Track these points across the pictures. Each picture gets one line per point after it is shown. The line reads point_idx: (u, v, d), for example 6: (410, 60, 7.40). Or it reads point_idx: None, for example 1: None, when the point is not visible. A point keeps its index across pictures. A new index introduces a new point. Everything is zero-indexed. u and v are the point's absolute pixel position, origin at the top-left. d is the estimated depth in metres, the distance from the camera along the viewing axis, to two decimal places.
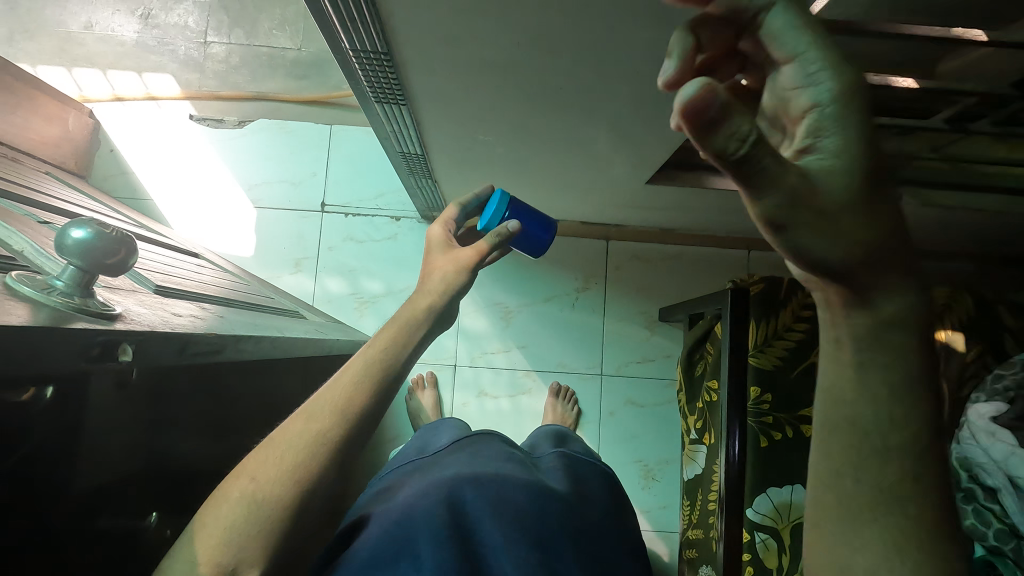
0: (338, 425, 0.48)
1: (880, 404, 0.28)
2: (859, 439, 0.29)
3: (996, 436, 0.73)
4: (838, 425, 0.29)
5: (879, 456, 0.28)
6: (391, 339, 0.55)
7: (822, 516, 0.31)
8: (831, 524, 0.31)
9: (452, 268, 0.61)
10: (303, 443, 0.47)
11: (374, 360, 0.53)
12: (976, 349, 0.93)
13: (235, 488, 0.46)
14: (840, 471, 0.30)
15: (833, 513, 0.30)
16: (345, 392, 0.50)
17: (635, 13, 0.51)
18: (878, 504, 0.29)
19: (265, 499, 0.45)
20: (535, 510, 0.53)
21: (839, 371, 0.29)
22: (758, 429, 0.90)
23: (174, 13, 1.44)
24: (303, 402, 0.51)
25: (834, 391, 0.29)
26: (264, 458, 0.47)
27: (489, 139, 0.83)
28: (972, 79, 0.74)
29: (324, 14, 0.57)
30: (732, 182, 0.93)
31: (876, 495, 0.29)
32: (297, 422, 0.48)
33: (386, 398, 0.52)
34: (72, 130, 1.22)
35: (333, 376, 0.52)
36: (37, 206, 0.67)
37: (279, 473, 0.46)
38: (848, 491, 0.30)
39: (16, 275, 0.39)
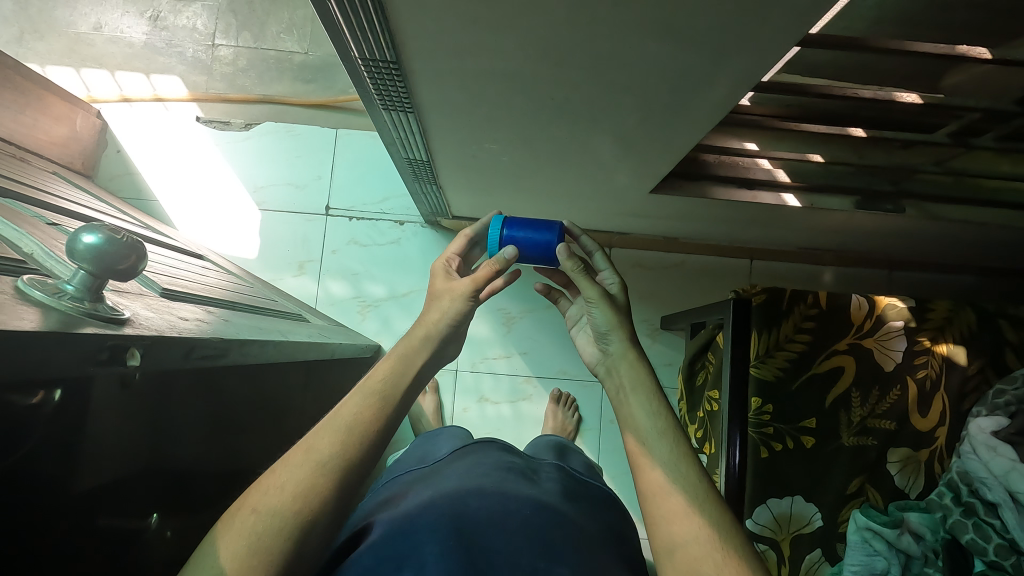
0: (339, 452, 0.48)
1: (658, 425, 0.57)
2: (673, 451, 0.55)
3: (998, 451, 0.76)
4: (660, 447, 0.56)
5: (682, 458, 0.55)
6: (389, 371, 0.56)
7: (685, 514, 0.51)
8: (695, 516, 0.50)
9: (452, 297, 0.62)
10: (306, 472, 0.46)
11: (370, 392, 0.53)
12: (977, 363, 0.93)
13: (236, 520, 0.44)
14: (678, 477, 0.53)
15: (691, 506, 0.51)
16: (346, 421, 0.50)
17: (641, 28, 0.52)
18: (699, 486, 0.53)
19: (268, 531, 0.43)
20: (536, 522, 0.54)
21: (634, 415, 0.59)
22: (759, 440, 0.90)
23: (182, 16, 1.48)
24: (302, 435, 0.50)
25: (642, 429, 0.58)
26: (265, 488, 0.45)
27: (495, 148, 0.84)
28: (975, 95, 0.74)
29: (334, 23, 0.57)
30: (735, 193, 0.94)
31: (697, 481, 0.53)
32: (297, 453, 0.48)
33: (390, 428, 0.52)
34: (79, 130, 1.23)
35: (331, 412, 0.51)
36: (46, 207, 0.67)
37: (280, 503, 0.44)
38: (688, 487, 0.53)
39: (28, 279, 0.40)
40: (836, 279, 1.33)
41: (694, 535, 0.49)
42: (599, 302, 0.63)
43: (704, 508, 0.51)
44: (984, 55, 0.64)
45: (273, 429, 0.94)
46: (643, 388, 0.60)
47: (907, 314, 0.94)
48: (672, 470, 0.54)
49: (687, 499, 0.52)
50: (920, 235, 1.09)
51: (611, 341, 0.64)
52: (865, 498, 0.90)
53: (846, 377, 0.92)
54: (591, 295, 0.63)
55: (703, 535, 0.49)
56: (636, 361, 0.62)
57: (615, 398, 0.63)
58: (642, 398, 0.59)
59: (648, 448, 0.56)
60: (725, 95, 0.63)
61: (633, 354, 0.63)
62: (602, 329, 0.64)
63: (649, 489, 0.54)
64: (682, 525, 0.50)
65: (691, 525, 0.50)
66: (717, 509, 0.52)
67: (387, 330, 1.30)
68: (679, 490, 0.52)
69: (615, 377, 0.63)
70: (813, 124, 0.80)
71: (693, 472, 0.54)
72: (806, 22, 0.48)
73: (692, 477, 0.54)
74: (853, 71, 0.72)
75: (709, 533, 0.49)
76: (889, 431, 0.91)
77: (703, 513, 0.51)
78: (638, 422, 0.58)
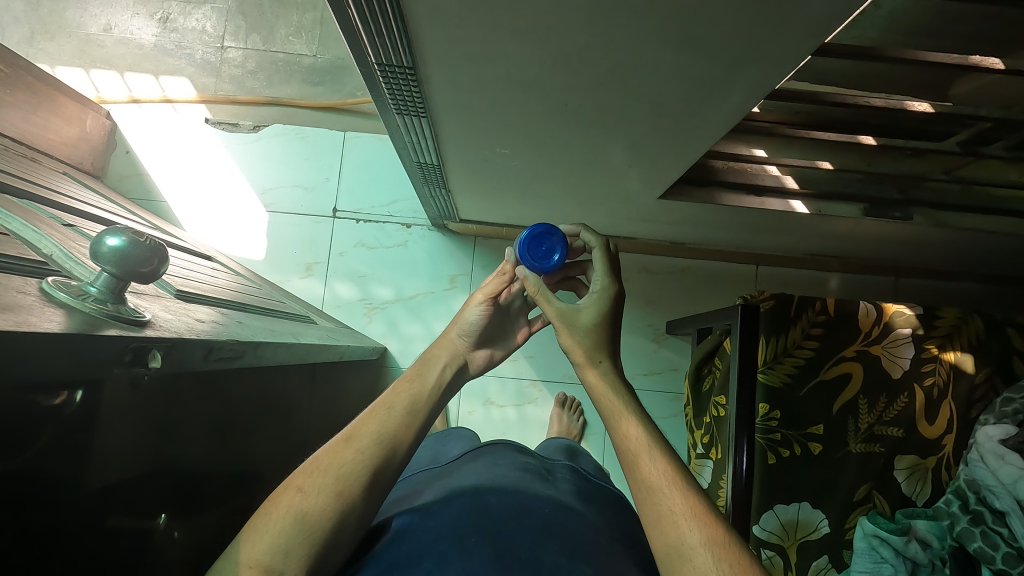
0: (379, 442, 0.52)
1: (647, 434, 0.57)
2: (666, 459, 0.55)
3: (1005, 458, 0.77)
4: (653, 456, 0.55)
5: (674, 467, 0.54)
6: (418, 373, 0.61)
7: (680, 525, 0.50)
8: (691, 526, 0.50)
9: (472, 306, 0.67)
10: (347, 458, 0.50)
11: (408, 391, 0.58)
12: (984, 371, 0.93)
13: (281, 501, 0.47)
14: (672, 486, 0.53)
15: (686, 516, 0.51)
16: (385, 416, 0.54)
17: (659, 36, 0.52)
18: (694, 495, 0.53)
19: (313, 509, 0.47)
20: (555, 518, 0.55)
21: (624, 425, 0.57)
22: (767, 445, 0.90)
23: (192, 18, 1.48)
24: (345, 427, 0.54)
25: (633, 439, 0.56)
26: (309, 472, 0.49)
27: (506, 152, 0.84)
28: (985, 104, 0.75)
29: (352, 29, 0.58)
30: (744, 199, 0.94)
31: (691, 491, 0.53)
32: (340, 443, 0.52)
33: (417, 425, 0.55)
34: (89, 131, 1.23)
35: (370, 407, 0.56)
36: (62, 208, 0.68)
37: (326, 484, 0.48)
38: (683, 495, 0.52)
39: (52, 280, 0.40)
40: (842, 285, 1.33)
41: (690, 553, 0.49)
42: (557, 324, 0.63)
43: (698, 516, 0.51)
44: (995, 66, 0.66)
45: (282, 430, 0.95)
46: (606, 412, 0.59)
47: (914, 321, 0.94)
48: (667, 485, 0.53)
49: (679, 517, 0.51)
50: (928, 242, 1.09)
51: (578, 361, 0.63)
52: (873, 504, 0.90)
53: (854, 383, 0.92)
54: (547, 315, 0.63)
55: (700, 552, 0.49)
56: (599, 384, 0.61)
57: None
58: (609, 419, 0.59)
59: (640, 461, 0.55)
60: (738, 104, 0.63)
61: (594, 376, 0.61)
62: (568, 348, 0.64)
63: (643, 502, 0.53)
64: (678, 542, 0.50)
65: (691, 533, 0.50)
66: (714, 525, 0.51)
67: (394, 332, 1.31)
68: (673, 507, 0.51)
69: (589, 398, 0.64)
70: (823, 131, 0.80)
71: (686, 482, 0.54)
72: (821, 33, 0.49)
73: (687, 493, 0.52)
74: (863, 80, 0.73)
75: (708, 541, 0.49)
76: (897, 438, 0.91)
77: (699, 529, 0.50)
78: (623, 433, 0.57)
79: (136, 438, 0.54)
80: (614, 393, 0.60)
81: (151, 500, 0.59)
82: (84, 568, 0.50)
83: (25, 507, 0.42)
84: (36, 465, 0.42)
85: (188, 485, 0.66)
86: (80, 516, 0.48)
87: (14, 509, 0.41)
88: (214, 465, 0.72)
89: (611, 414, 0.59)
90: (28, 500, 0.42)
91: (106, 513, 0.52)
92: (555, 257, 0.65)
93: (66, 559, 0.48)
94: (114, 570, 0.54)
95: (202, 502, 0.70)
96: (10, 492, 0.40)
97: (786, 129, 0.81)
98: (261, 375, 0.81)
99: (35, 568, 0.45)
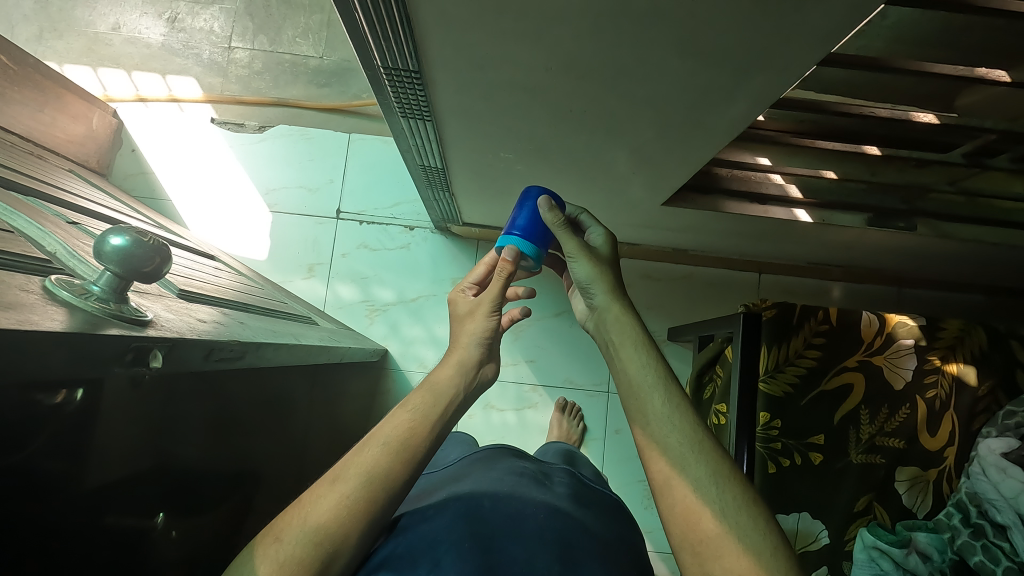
0: (362, 486, 0.49)
1: (655, 373, 0.57)
2: (672, 397, 0.56)
3: (1007, 472, 0.77)
4: (660, 397, 0.56)
5: (680, 405, 0.56)
6: (421, 403, 0.55)
7: (686, 463, 0.52)
8: (696, 463, 0.52)
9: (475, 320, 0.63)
10: (329, 502, 0.48)
11: (405, 421, 0.53)
12: (987, 384, 0.93)
13: (260, 548, 0.46)
14: (679, 426, 0.54)
15: (691, 453, 0.53)
16: (376, 455, 0.50)
17: (665, 44, 0.52)
18: (699, 432, 0.54)
19: (289, 562, 0.45)
20: (550, 528, 0.54)
21: (631, 366, 0.58)
22: (767, 455, 0.88)
23: (200, 18, 1.50)
24: (334, 462, 0.51)
25: (637, 381, 0.57)
26: (290, 517, 0.47)
27: (509, 157, 0.84)
28: (990, 116, 0.75)
29: (359, 32, 0.58)
30: (748, 208, 0.94)
31: (696, 428, 0.54)
32: (324, 484, 0.49)
33: (425, 436, 0.53)
34: (95, 129, 1.24)
35: (360, 440, 0.52)
36: (68, 206, 0.68)
37: (303, 534, 0.46)
38: (688, 433, 0.54)
39: (55, 279, 0.40)
40: (845, 295, 1.33)
41: (694, 488, 0.51)
42: (580, 257, 0.62)
43: (702, 453, 0.53)
44: (1004, 78, 0.64)
45: (281, 431, 0.95)
46: (633, 342, 0.59)
47: (917, 332, 0.93)
48: (671, 423, 0.54)
49: (685, 451, 0.53)
50: (931, 253, 1.09)
51: (594, 295, 0.62)
52: (873, 516, 0.90)
53: (856, 394, 0.91)
54: (571, 250, 0.62)
55: (704, 485, 0.51)
56: (622, 315, 0.61)
57: (606, 350, 0.63)
58: (633, 353, 0.59)
59: (645, 403, 0.56)
60: (743, 114, 0.63)
61: (617, 308, 0.61)
62: (584, 284, 0.63)
63: (649, 443, 0.55)
64: (681, 479, 0.52)
65: (695, 470, 0.52)
66: (717, 459, 0.53)
67: (394, 334, 1.31)
68: (678, 445, 0.53)
69: (604, 333, 0.63)
70: (827, 140, 0.80)
71: (692, 420, 0.55)
72: (829, 43, 0.49)
73: (690, 429, 0.54)
74: (868, 90, 0.73)
75: (711, 475, 0.52)
76: (898, 449, 0.91)
77: (703, 464, 0.52)
78: (631, 377, 0.58)
79: (135, 438, 0.54)
80: (636, 322, 0.61)
81: (149, 499, 0.58)
82: (79, 567, 0.50)
83: (21, 506, 0.42)
84: (36, 463, 0.42)
85: (187, 484, 0.66)
86: (75, 516, 0.48)
87: (11, 506, 0.41)
88: (213, 465, 0.72)
89: (618, 355, 0.60)
90: (25, 498, 0.42)
91: (103, 511, 0.51)
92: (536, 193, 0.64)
93: (60, 559, 0.47)
94: (110, 570, 0.54)
95: (200, 502, 0.70)
96: (7, 489, 0.40)
97: (792, 137, 0.82)
98: (262, 375, 0.81)
99: (28, 569, 0.44)
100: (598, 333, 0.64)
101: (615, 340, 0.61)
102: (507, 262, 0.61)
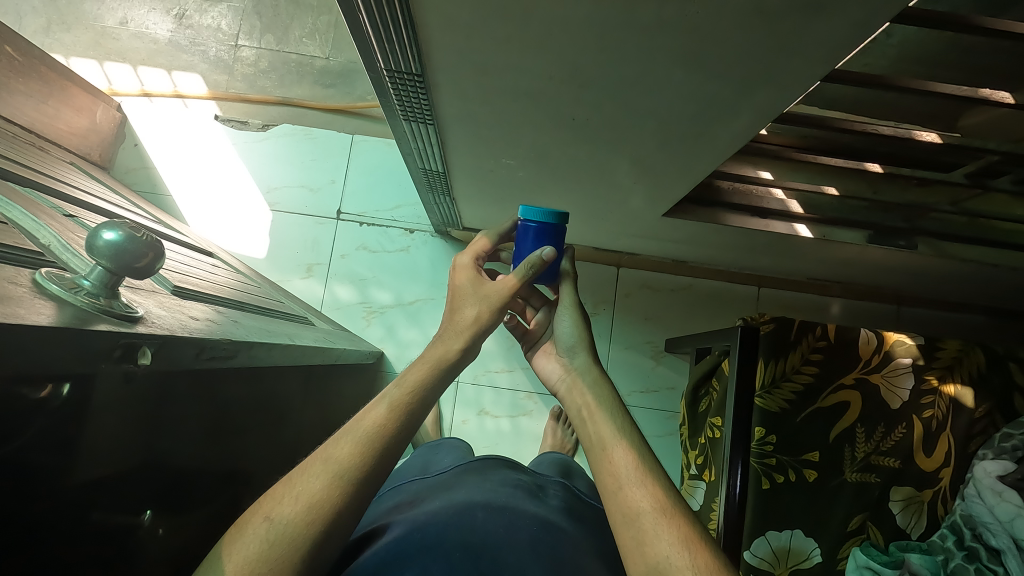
0: (358, 466, 0.48)
1: (627, 434, 0.57)
2: (643, 459, 0.54)
3: (1003, 496, 0.77)
4: (630, 457, 0.54)
5: (651, 468, 0.53)
6: (419, 384, 0.55)
7: (655, 526, 0.48)
8: (665, 526, 0.48)
9: (485, 308, 0.63)
10: (322, 482, 0.46)
11: (400, 399, 0.53)
12: (985, 406, 0.92)
13: (248, 527, 0.45)
14: (650, 487, 0.51)
15: (662, 514, 0.49)
16: (370, 437, 0.49)
17: (668, 56, 0.52)
18: (670, 497, 0.51)
19: (278, 540, 0.44)
20: (541, 542, 0.53)
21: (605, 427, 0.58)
22: (761, 470, 0.89)
23: (208, 16, 1.51)
24: (325, 440, 0.50)
25: (607, 442, 0.56)
26: (279, 497, 0.46)
27: (511, 163, 0.84)
28: (993, 137, 0.75)
29: (363, 34, 0.58)
30: (749, 221, 0.93)
31: (666, 491, 0.51)
32: (315, 463, 0.48)
33: (418, 422, 0.53)
34: (99, 123, 1.24)
35: (354, 417, 0.52)
36: (66, 199, 0.68)
37: (296, 515, 0.45)
38: (659, 495, 0.51)
39: (46, 272, 0.40)
40: (844, 311, 1.32)
41: (666, 552, 0.47)
42: (570, 312, 0.69)
43: (675, 519, 0.49)
44: (1006, 100, 0.64)
45: (273, 432, 0.94)
46: (608, 402, 0.61)
47: (915, 351, 0.93)
48: (640, 484, 0.51)
49: (655, 512, 0.49)
50: (932, 272, 1.08)
51: (577, 355, 0.67)
52: (866, 535, 0.89)
53: (852, 412, 0.91)
54: (567, 302, 0.69)
55: (675, 551, 0.47)
56: (599, 377, 0.64)
57: (577, 417, 0.62)
58: (608, 412, 0.59)
59: (615, 462, 0.54)
60: (745, 127, 0.63)
61: (596, 371, 0.65)
62: (570, 342, 0.68)
63: (617, 505, 0.51)
64: (653, 542, 0.47)
65: (666, 534, 0.48)
66: (688, 520, 0.49)
67: (391, 338, 1.31)
68: (649, 505, 0.50)
69: (577, 393, 0.64)
70: (829, 156, 0.81)
71: (664, 483, 0.52)
72: (835, 58, 0.49)
73: (660, 489, 0.51)
74: (871, 108, 0.73)
75: (683, 541, 0.47)
76: (893, 469, 0.90)
77: (673, 527, 0.48)
78: (604, 436, 0.57)
79: (125, 434, 0.53)
80: (610, 386, 0.63)
81: (138, 495, 0.58)
82: (65, 564, 0.49)
83: (8, 501, 0.41)
84: (21, 459, 0.41)
85: (176, 481, 0.66)
86: (64, 509, 0.47)
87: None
88: (204, 464, 0.71)
89: (590, 416, 0.60)
90: (13, 492, 0.41)
91: (90, 506, 0.51)
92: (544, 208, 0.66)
93: (45, 555, 0.46)
94: (96, 567, 0.53)
95: (188, 501, 0.69)
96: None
97: (794, 152, 0.82)
98: (257, 374, 0.81)
99: (12, 566, 0.43)
100: (568, 397, 0.65)
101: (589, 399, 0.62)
102: (545, 257, 0.64)
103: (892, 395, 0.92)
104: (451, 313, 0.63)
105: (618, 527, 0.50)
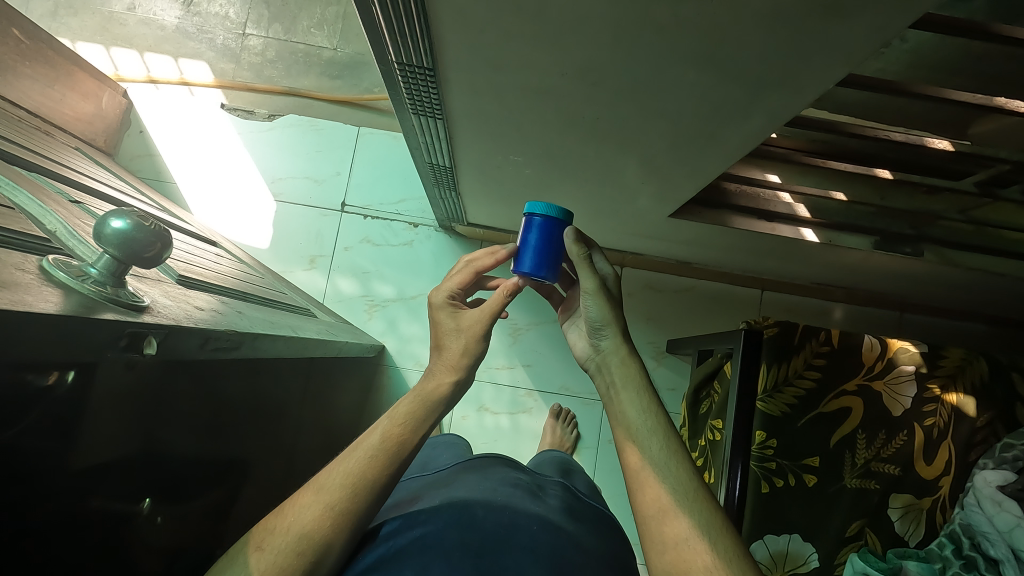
0: (348, 495, 0.48)
1: (652, 421, 0.56)
2: (670, 442, 0.54)
3: (1003, 505, 0.77)
4: (656, 440, 0.54)
5: (677, 451, 0.54)
6: (410, 413, 0.55)
7: (677, 510, 0.50)
8: (687, 511, 0.49)
9: (471, 336, 0.61)
10: (313, 514, 0.47)
11: (391, 431, 0.53)
12: (986, 415, 0.92)
13: (239, 558, 0.46)
14: (675, 470, 0.52)
15: (685, 499, 0.50)
16: (360, 466, 0.50)
17: (682, 56, 0.51)
18: (692, 477, 0.52)
19: (269, 571, 0.45)
20: (541, 542, 0.53)
21: (632, 409, 0.57)
22: (760, 474, 0.89)
23: (216, 4, 1.50)
24: (315, 471, 0.51)
25: (634, 425, 0.56)
26: (271, 528, 0.47)
27: (519, 159, 0.83)
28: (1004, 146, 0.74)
29: (375, 26, 0.57)
30: (755, 224, 0.93)
31: (687, 475, 0.52)
32: (304, 494, 0.49)
33: (410, 451, 0.53)
34: (104, 108, 1.23)
35: (342, 452, 0.52)
36: (72, 185, 0.68)
37: (285, 544, 0.46)
38: (682, 479, 0.52)
39: (53, 259, 0.40)
40: (846, 316, 1.32)
41: (686, 536, 0.48)
42: (595, 295, 0.62)
43: (694, 505, 0.50)
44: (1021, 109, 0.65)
45: (273, 424, 0.94)
46: (636, 385, 0.59)
47: (918, 359, 0.92)
48: (665, 468, 0.52)
49: (679, 498, 0.50)
50: (936, 280, 1.08)
51: (604, 336, 0.63)
52: (864, 541, 0.89)
53: (853, 418, 0.91)
54: (587, 287, 0.61)
55: (694, 535, 0.48)
56: (628, 358, 0.61)
57: (606, 394, 0.62)
58: (633, 395, 0.58)
59: (640, 445, 0.54)
60: (756, 129, 0.62)
61: (623, 350, 0.62)
62: (596, 323, 0.63)
63: (640, 487, 0.52)
64: (674, 526, 0.49)
65: (685, 520, 0.49)
66: (709, 510, 0.50)
67: (393, 331, 1.31)
68: (671, 490, 0.51)
69: (606, 375, 0.62)
70: (838, 161, 0.81)
71: (688, 468, 0.53)
72: (851, 62, 0.48)
73: (683, 473, 0.52)
74: (884, 115, 0.73)
75: (702, 528, 0.48)
76: (893, 476, 0.90)
77: (695, 511, 0.49)
78: (630, 420, 0.57)
79: (126, 422, 0.53)
80: (639, 366, 0.60)
81: (138, 483, 0.58)
82: (64, 552, 0.49)
83: (10, 485, 0.41)
84: (24, 446, 0.41)
85: (177, 471, 0.66)
86: (65, 496, 0.47)
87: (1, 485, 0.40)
88: (203, 455, 0.71)
89: (618, 397, 0.59)
90: (13, 479, 0.41)
91: (90, 493, 0.51)
92: (545, 220, 0.63)
93: (46, 540, 0.47)
94: (94, 555, 0.53)
95: (187, 491, 0.69)
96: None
97: (800, 155, 0.82)
98: (259, 366, 0.81)
99: (12, 550, 0.43)
100: (598, 377, 0.64)
101: (615, 381, 0.60)
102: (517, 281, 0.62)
103: (896, 403, 0.91)
104: (438, 348, 0.61)
105: (639, 510, 0.52)
